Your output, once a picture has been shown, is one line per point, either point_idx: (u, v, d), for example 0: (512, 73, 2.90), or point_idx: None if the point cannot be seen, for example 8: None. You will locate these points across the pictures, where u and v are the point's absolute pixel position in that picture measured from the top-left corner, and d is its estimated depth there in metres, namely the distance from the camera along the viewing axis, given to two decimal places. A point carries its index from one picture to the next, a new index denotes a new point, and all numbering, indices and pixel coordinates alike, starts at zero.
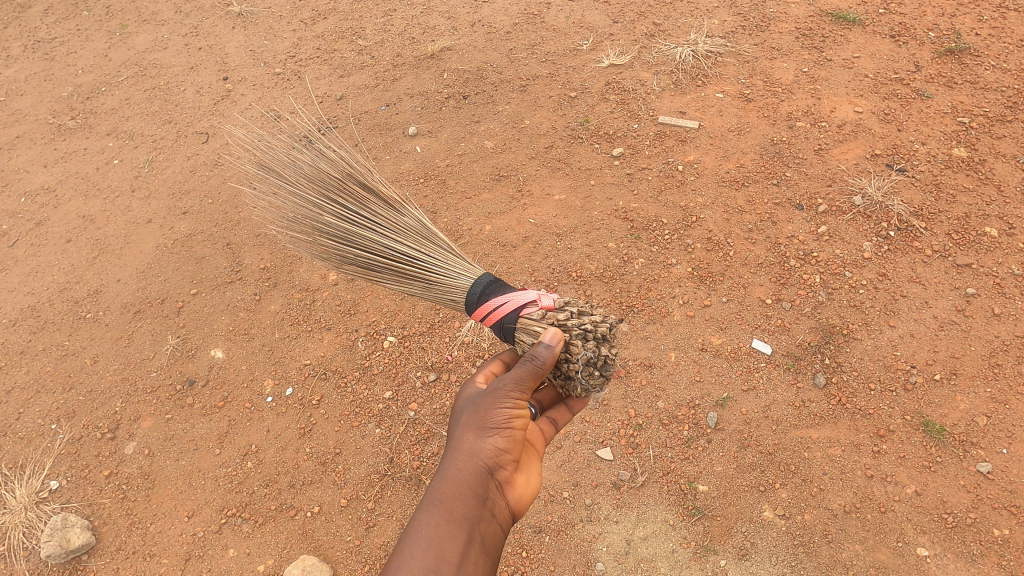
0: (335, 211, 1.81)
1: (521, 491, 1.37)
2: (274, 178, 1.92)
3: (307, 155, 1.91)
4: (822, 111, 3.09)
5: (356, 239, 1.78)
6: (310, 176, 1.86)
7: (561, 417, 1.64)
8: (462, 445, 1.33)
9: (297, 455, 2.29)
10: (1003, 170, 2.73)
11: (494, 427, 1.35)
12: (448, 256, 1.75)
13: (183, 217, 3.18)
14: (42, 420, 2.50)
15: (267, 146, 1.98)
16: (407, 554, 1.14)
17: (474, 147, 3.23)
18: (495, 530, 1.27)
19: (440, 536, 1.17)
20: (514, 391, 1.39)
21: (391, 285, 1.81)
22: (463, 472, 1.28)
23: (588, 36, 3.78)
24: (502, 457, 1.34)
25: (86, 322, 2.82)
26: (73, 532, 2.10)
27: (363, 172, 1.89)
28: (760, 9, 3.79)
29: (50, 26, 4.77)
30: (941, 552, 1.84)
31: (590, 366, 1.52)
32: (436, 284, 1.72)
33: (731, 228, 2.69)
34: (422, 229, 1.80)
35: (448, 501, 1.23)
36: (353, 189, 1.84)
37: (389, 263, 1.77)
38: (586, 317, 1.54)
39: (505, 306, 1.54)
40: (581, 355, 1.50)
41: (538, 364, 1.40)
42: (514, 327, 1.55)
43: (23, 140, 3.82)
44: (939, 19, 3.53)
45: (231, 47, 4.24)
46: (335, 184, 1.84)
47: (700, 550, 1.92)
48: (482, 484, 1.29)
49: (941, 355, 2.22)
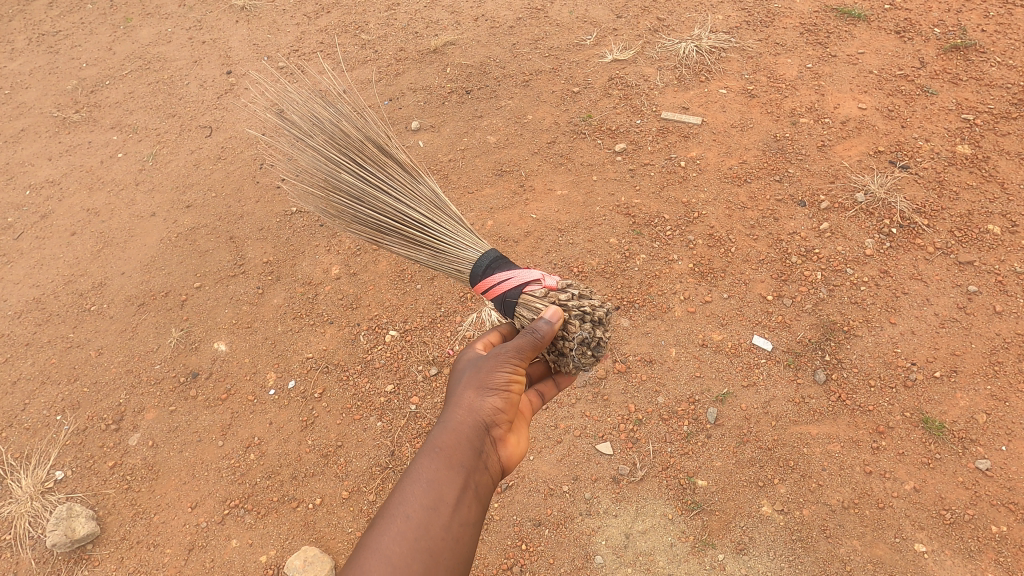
0: (353, 170, 1.85)
1: (514, 448, 1.38)
2: (296, 133, 1.94)
3: (330, 113, 1.93)
4: (825, 107, 3.09)
5: (370, 200, 1.82)
6: (332, 134, 1.89)
7: (548, 392, 1.65)
8: (461, 401, 1.34)
9: (299, 447, 2.30)
10: (1007, 168, 2.72)
11: (494, 386, 1.37)
12: (459, 228, 1.80)
13: (187, 210, 3.19)
14: (48, 412, 2.53)
15: (292, 98, 1.99)
16: (407, 493, 1.16)
17: (477, 142, 3.23)
18: (488, 481, 1.29)
19: (439, 480, 1.19)
20: (514, 357, 1.40)
21: (399, 249, 1.85)
22: (463, 425, 1.30)
23: (591, 31, 3.78)
24: (499, 416, 1.35)
25: (91, 314, 2.84)
26: (78, 522, 2.13)
27: (383, 137, 1.92)
28: (764, 5, 3.77)
29: (54, 19, 4.78)
30: (939, 548, 1.85)
31: (584, 345, 1.55)
32: (444, 254, 1.76)
33: (733, 224, 2.69)
34: (436, 199, 1.84)
35: (447, 449, 1.25)
36: (373, 152, 1.87)
37: (400, 228, 1.81)
38: (585, 300, 1.57)
39: (508, 282, 1.57)
40: (577, 334, 1.52)
41: (537, 337, 1.41)
42: (516, 302, 1.57)
43: (28, 133, 3.84)
44: (945, 15, 3.51)
45: (235, 41, 4.25)
46: (355, 144, 1.87)
47: (698, 544, 1.94)
48: (479, 438, 1.30)
49: (941, 352, 2.22)
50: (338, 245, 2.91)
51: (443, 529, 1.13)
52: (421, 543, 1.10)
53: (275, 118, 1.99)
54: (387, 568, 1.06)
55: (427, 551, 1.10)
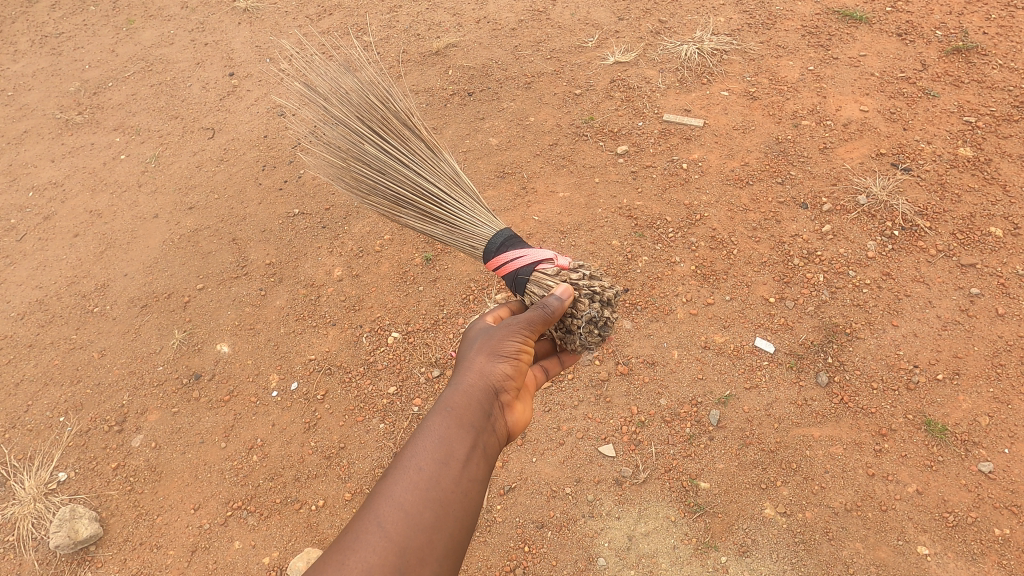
0: (376, 142, 1.89)
1: (520, 415, 1.39)
2: (319, 101, 1.97)
3: (355, 83, 1.95)
4: (827, 109, 3.09)
5: (390, 172, 1.87)
6: (356, 104, 1.92)
7: (552, 367, 1.68)
8: (472, 365, 1.35)
9: (302, 449, 2.31)
10: (1009, 170, 2.73)
11: (504, 353, 1.39)
12: (475, 205, 1.85)
13: (189, 212, 3.20)
14: (51, 413, 2.53)
15: (317, 68, 2.02)
16: (419, 446, 1.16)
17: (479, 144, 3.24)
18: (496, 443, 1.30)
19: (450, 436, 1.19)
20: (524, 329, 1.43)
21: (415, 223, 1.91)
22: (474, 387, 1.31)
23: (593, 34, 3.79)
24: (508, 382, 1.37)
25: (93, 316, 2.85)
26: (81, 523, 2.13)
27: (406, 110, 1.96)
28: (766, 7, 3.78)
29: (57, 21, 4.79)
30: (942, 550, 1.85)
31: (591, 324, 1.61)
32: (460, 229, 1.82)
33: (735, 226, 2.69)
34: (456, 176, 1.90)
35: (459, 409, 1.25)
36: (396, 125, 1.91)
37: (418, 202, 1.87)
38: (595, 281, 1.64)
39: (520, 260, 1.61)
40: (586, 312, 1.58)
41: (548, 311, 1.46)
42: (527, 280, 1.61)
43: (30, 134, 3.85)
44: (947, 18, 3.51)
45: (237, 43, 4.26)
46: (379, 116, 1.92)
47: (701, 547, 1.94)
48: (489, 401, 1.31)
49: (944, 355, 2.23)
50: (341, 247, 2.92)
51: (453, 483, 1.14)
52: (433, 494, 1.11)
53: (299, 86, 2.02)
54: (399, 515, 1.07)
55: (438, 501, 1.11)
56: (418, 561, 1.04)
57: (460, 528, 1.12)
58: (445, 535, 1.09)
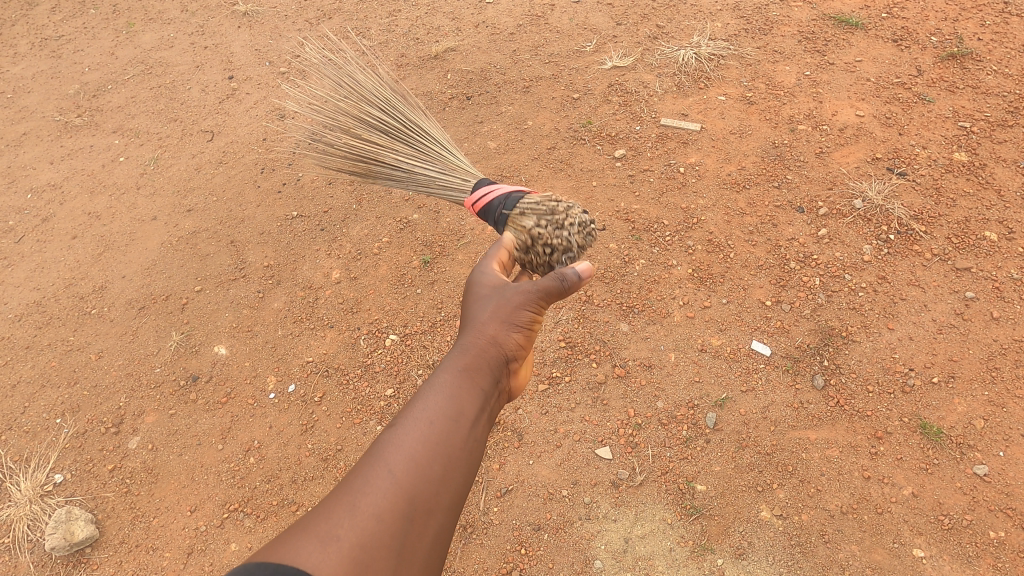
0: (377, 114, 2.02)
1: (520, 384, 1.40)
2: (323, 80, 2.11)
3: (359, 68, 2.13)
4: (824, 114, 3.11)
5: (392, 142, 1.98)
6: (360, 82, 2.08)
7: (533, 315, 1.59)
8: (484, 328, 1.35)
9: (299, 451, 2.31)
10: (1003, 175, 2.74)
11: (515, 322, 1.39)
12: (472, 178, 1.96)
13: (187, 215, 3.20)
14: (47, 414, 2.53)
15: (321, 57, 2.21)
16: (431, 402, 1.16)
17: (478, 147, 3.25)
18: (498, 409, 1.30)
19: (460, 396, 1.19)
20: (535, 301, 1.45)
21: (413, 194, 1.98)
22: (484, 350, 1.31)
23: (591, 38, 3.81)
24: (516, 350, 1.37)
25: (91, 319, 2.84)
26: (77, 525, 2.13)
27: (405, 95, 2.14)
28: (763, 12, 3.81)
29: (57, 24, 4.80)
30: (938, 553, 1.85)
31: (562, 236, 1.63)
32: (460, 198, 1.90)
33: (732, 229, 2.70)
34: (452, 150, 2.03)
35: (469, 370, 1.25)
36: (396, 102, 2.06)
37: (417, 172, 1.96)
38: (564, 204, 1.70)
39: (493, 192, 1.68)
40: (554, 222, 1.63)
41: None
42: (500, 208, 1.66)
43: (30, 137, 3.86)
44: (941, 24, 3.54)
45: (237, 47, 4.28)
46: (381, 94, 2.07)
47: (698, 549, 1.94)
48: (497, 366, 1.32)
49: (939, 358, 2.24)
50: (339, 249, 2.92)
51: (462, 440, 1.14)
52: (442, 448, 1.10)
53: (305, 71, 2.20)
54: (411, 464, 1.06)
55: (447, 457, 1.10)
56: (425, 512, 1.03)
57: (464, 486, 1.12)
58: (451, 491, 1.09)
